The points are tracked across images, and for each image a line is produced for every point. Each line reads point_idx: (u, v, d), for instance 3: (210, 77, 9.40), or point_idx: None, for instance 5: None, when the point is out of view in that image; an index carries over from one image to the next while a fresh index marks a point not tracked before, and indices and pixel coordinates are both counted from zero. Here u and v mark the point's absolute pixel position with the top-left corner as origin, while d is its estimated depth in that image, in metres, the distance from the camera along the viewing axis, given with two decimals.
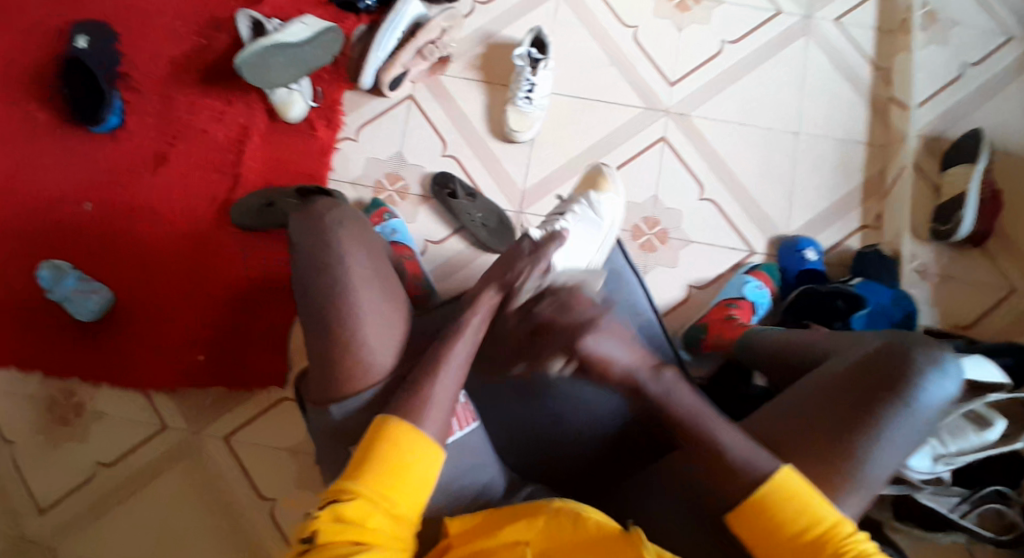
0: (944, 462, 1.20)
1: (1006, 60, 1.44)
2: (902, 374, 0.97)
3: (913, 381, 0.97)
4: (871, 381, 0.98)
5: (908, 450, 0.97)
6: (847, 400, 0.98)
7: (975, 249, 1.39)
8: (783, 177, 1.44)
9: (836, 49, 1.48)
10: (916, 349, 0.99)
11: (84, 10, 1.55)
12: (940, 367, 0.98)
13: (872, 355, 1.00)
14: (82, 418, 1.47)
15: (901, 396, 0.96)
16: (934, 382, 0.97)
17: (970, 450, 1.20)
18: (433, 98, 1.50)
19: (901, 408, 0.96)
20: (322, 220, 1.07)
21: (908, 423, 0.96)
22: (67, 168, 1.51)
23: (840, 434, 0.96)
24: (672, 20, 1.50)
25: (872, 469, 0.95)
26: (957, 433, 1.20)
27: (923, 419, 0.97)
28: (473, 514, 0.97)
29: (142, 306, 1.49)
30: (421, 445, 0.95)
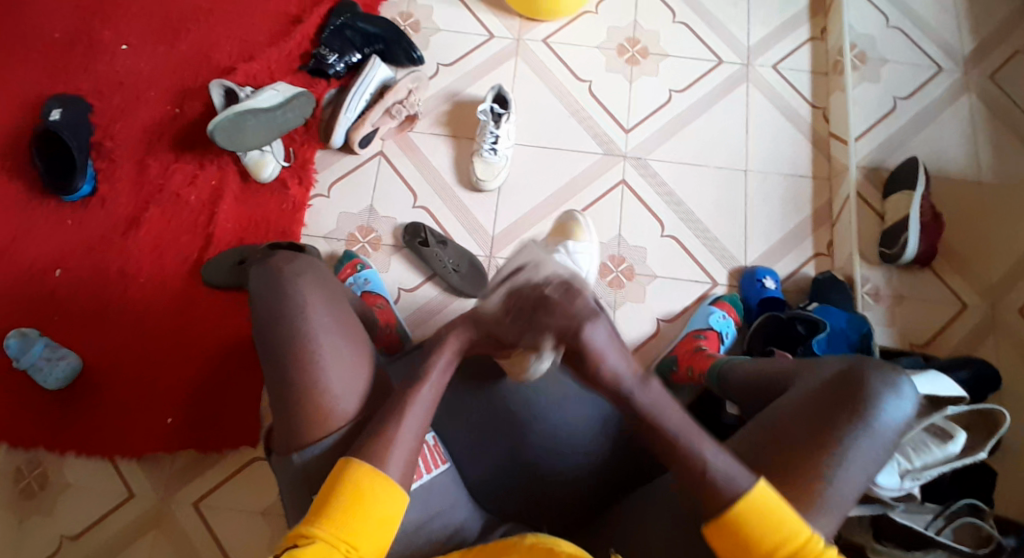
0: (911, 477, 1.19)
1: (934, 94, 1.56)
2: (861, 396, 1.02)
3: (870, 403, 1.01)
4: (831, 403, 1.02)
5: (871, 470, 1.00)
6: (808, 426, 1.01)
7: (923, 270, 1.47)
8: (737, 213, 1.52)
9: (775, 94, 1.59)
10: (872, 371, 1.03)
11: (56, 83, 1.59)
12: (896, 388, 1.03)
13: (831, 380, 1.05)
14: (48, 489, 1.43)
15: (859, 417, 1.00)
16: (890, 402, 1.02)
17: (935, 464, 1.19)
18: (402, 153, 1.56)
19: (861, 428, 1.00)
20: (280, 269, 1.06)
21: (869, 443, 1.00)
22: (38, 236, 1.52)
23: (802, 461, 0.99)
24: (624, 73, 1.60)
25: (837, 490, 0.98)
26: (920, 448, 1.19)
27: (883, 439, 1.01)
28: (451, 554, 0.98)
29: (112, 370, 1.47)
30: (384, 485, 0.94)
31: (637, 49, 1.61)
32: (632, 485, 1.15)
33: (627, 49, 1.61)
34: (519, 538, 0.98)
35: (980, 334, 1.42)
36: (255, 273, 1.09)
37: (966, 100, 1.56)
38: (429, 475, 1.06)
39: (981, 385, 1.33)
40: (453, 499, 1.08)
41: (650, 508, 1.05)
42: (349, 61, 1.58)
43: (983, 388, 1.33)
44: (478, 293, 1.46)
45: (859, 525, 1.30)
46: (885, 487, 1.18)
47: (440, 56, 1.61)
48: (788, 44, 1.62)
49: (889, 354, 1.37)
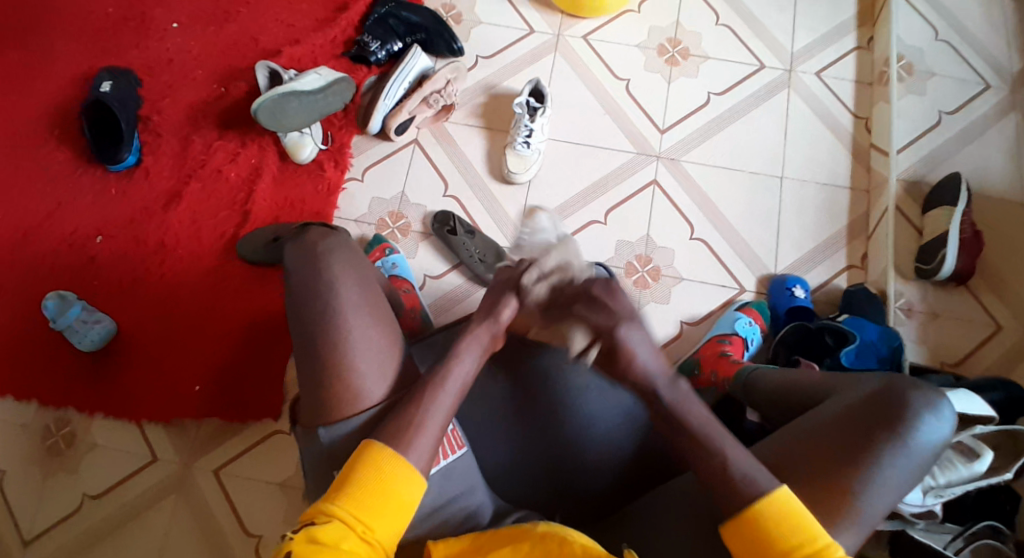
0: (935, 493, 1.18)
1: (982, 110, 1.52)
2: (898, 413, 0.99)
3: (908, 420, 0.99)
4: (866, 419, 1.00)
5: (903, 489, 0.98)
6: (840, 439, 0.99)
7: (961, 288, 1.42)
8: (771, 219, 1.50)
9: (817, 101, 1.56)
10: (911, 389, 1.01)
11: (109, 57, 1.64)
12: (935, 408, 1.00)
13: (868, 395, 1.02)
14: (74, 448, 1.47)
15: (896, 435, 0.98)
16: (928, 421, 0.99)
17: (958, 482, 1.19)
18: (436, 142, 1.58)
19: (897, 446, 0.98)
20: (316, 249, 1.07)
21: (904, 462, 0.98)
22: (83, 203, 1.57)
23: (832, 474, 0.97)
24: (662, 73, 1.59)
25: (866, 507, 0.96)
26: (946, 465, 1.19)
27: (917, 458, 0.98)
28: (457, 539, 0.98)
29: (145, 337, 1.51)
30: (402, 470, 0.95)
31: (677, 51, 1.60)
32: (652, 484, 1.14)
33: (666, 50, 1.60)
34: (532, 524, 0.98)
35: (1017, 356, 1.38)
36: (292, 247, 1.10)
37: (1014, 119, 1.51)
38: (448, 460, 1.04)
39: (1013, 408, 1.29)
40: (468, 482, 1.06)
41: (660, 509, 1.04)
42: (392, 48, 1.59)
43: (1016, 412, 1.29)
44: None
45: (877, 542, 1.30)
46: (908, 502, 1.18)
47: (479, 49, 1.62)
48: (832, 53, 1.60)
49: (918, 372, 1.34)
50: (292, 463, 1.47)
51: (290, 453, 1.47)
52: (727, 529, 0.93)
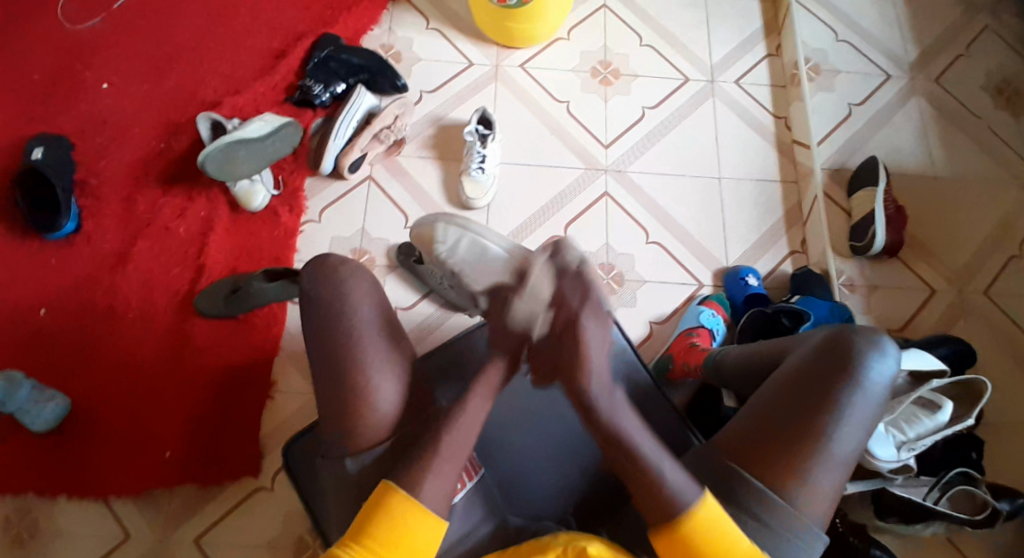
0: (907, 447, 1.30)
1: (886, 98, 1.69)
2: (849, 358, 1.08)
3: (859, 363, 1.08)
4: (822, 368, 1.09)
5: (867, 424, 1.07)
6: (803, 390, 1.08)
7: (894, 260, 1.57)
8: (715, 218, 1.60)
9: (740, 106, 1.70)
10: (855, 335, 1.10)
11: (36, 124, 1.59)
12: (881, 348, 1.10)
13: (819, 347, 1.11)
14: (38, 538, 1.36)
15: (850, 378, 1.07)
16: (877, 361, 1.09)
17: (926, 434, 1.31)
18: (391, 176, 1.59)
19: (853, 386, 1.07)
20: (337, 271, 1.12)
21: (862, 399, 1.07)
22: (21, 277, 1.49)
23: (802, 424, 1.06)
24: (599, 93, 1.68)
25: (837, 447, 1.05)
26: (912, 420, 1.32)
27: (875, 397, 1.08)
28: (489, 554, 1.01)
29: (103, 406, 1.43)
30: (406, 505, 0.98)
31: (608, 72, 1.70)
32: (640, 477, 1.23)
33: (599, 72, 1.70)
34: (553, 536, 1.01)
35: (952, 314, 1.53)
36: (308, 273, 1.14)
37: (917, 101, 1.69)
38: (470, 483, 1.10)
39: (959, 362, 1.43)
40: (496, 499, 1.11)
41: None
42: (336, 90, 1.62)
43: (963, 363, 1.43)
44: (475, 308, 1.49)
45: (861, 503, 1.45)
46: (884, 458, 1.29)
47: (422, 84, 1.67)
48: (747, 61, 1.74)
49: None
50: (278, 520, 1.41)
51: (275, 510, 1.41)
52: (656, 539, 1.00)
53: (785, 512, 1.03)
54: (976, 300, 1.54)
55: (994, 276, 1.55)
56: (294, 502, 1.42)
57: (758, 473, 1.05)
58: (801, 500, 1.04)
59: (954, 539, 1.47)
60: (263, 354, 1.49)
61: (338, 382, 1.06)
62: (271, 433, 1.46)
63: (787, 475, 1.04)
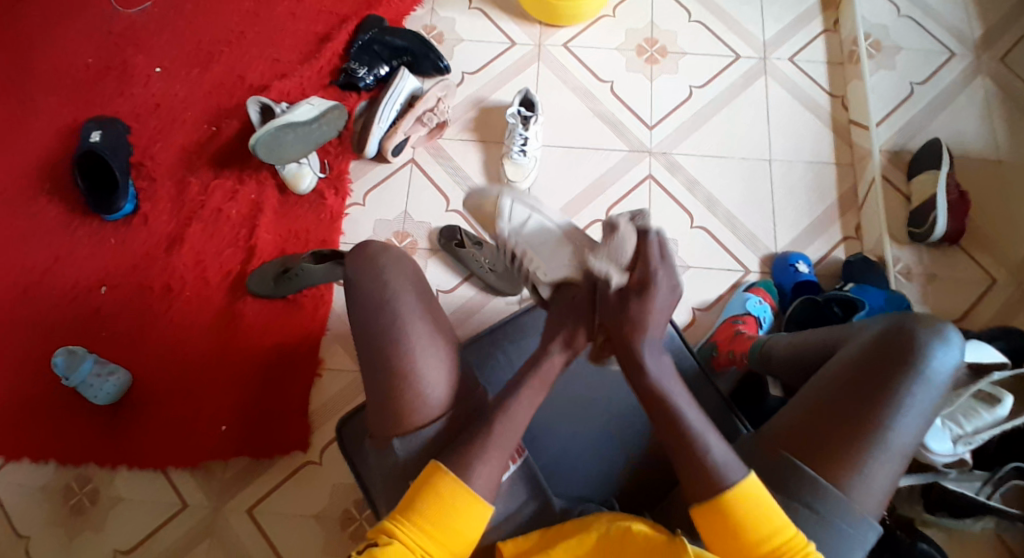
0: (964, 442, 1.25)
1: (950, 77, 1.61)
2: (909, 348, 1.05)
3: (920, 354, 1.05)
4: (881, 358, 1.06)
5: (926, 416, 1.04)
6: (859, 381, 1.05)
7: (954, 248, 1.50)
8: (764, 201, 1.56)
9: (793, 85, 1.63)
10: (917, 325, 1.07)
11: (96, 108, 1.65)
12: (944, 338, 1.06)
13: (877, 335, 1.08)
14: (99, 504, 1.45)
15: (911, 368, 1.04)
16: (940, 352, 1.05)
17: (985, 428, 1.25)
18: (433, 159, 1.60)
19: (914, 378, 1.04)
20: (377, 259, 1.13)
21: (923, 391, 1.04)
22: (83, 256, 1.56)
23: (858, 415, 1.03)
24: (644, 73, 1.64)
25: (895, 438, 1.03)
26: (970, 413, 1.26)
27: (937, 388, 1.05)
28: (526, 536, 1.01)
29: (160, 382, 1.49)
30: (461, 494, 0.98)
31: (656, 50, 1.66)
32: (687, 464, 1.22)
33: (646, 50, 1.66)
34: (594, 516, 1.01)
35: (1015, 306, 1.46)
36: (351, 259, 1.16)
37: (981, 83, 1.60)
38: (514, 466, 1.11)
39: (1021, 355, 1.37)
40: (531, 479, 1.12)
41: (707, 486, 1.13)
42: (379, 73, 1.63)
43: (1022, 356, 1.37)
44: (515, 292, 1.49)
45: (910, 498, 1.43)
46: (938, 453, 1.25)
47: (464, 65, 1.66)
48: (802, 38, 1.67)
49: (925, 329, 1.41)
50: (325, 494, 1.46)
51: (323, 484, 1.47)
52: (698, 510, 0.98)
53: (839, 503, 1.02)
54: None
55: None
56: (341, 475, 1.47)
57: (812, 463, 1.04)
58: (856, 491, 1.02)
59: (1005, 536, 1.43)
60: (311, 334, 1.54)
61: (369, 371, 1.08)
62: (315, 411, 1.50)
63: (842, 464, 1.02)
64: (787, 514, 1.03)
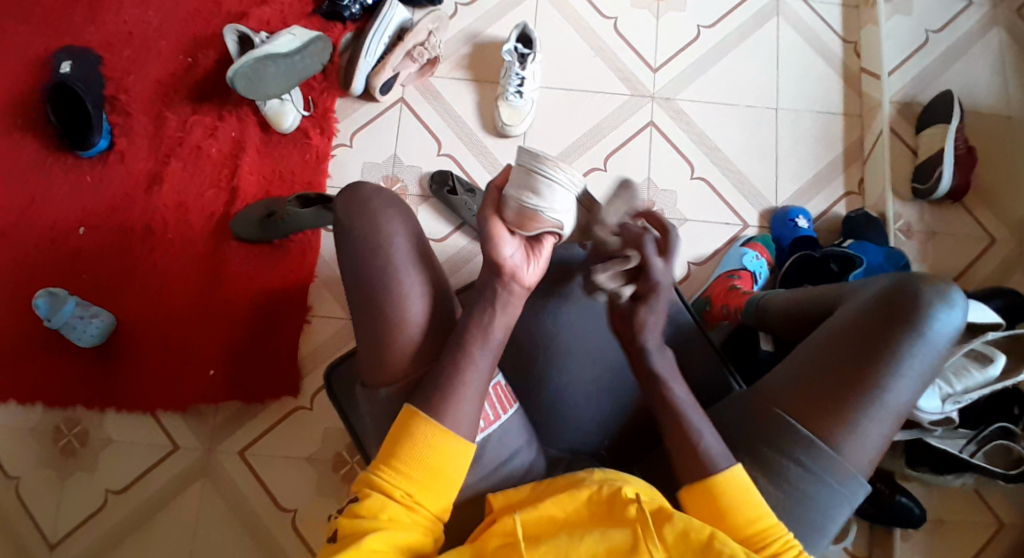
0: (953, 400, 1.29)
1: (966, 26, 1.53)
2: (913, 308, 1.03)
3: (923, 314, 1.03)
4: (884, 318, 1.04)
5: (925, 375, 1.03)
6: (860, 339, 1.04)
7: (955, 205, 1.47)
8: (768, 153, 1.50)
9: (806, 27, 1.54)
10: (923, 284, 1.04)
11: (62, 33, 1.54)
12: (949, 298, 1.04)
13: (882, 293, 1.06)
14: (89, 446, 1.45)
15: (913, 328, 1.02)
16: (943, 312, 1.04)
17: (975, 387, 1.29)
18: (423, 98, 1.52)
19: (915, 338, 1.02)
20: (370, 202, 1.09)
21: (923, 351, 1.03)
22: (58, 194, 1.50)
23: (855, 374, 1.03)
24: (649, 9, 1.55)
25: (890, 398, 1.02)
26: (961, 372, 1.30)
27: (937, 349, 1.03)
28: (517, 490, 1.00)
29: (149, 325, 1.47)
30: (433, 436, 0.96)
31: None
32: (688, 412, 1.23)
33: None
34: (587, 473, 0.98)
35: (1012, 267, 1.44)
36: (340, 200, 1.11)
37: (996, 34, 1.52)
38: (502, 419, 1.08)
39: (1013, 315, 1.37)
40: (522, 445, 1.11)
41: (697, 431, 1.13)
42: (365, 2, 1.52)
43: (1015, 317, 1.37)
44: None
45: (892, 453, 1.48)
46: (926, 410, 1.29)
47: None
48: None
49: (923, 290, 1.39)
50: (317, 437, 1.47)
51: (316, 427, 1.47)
52: (686, 496, 0.98)
53: (830, 460, 1.02)
54: None
55: None
56: (333, 419, 1.48)
57: (805, 420, 1.04)
58: (848, 449, 1.02)
59: (984, 494, 1.48)
60: (299, 278, 1.50)
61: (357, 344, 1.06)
62: (305, 357, 1.49)
63: (837, 423, 1.02)
64: (777, 471, 1.04)
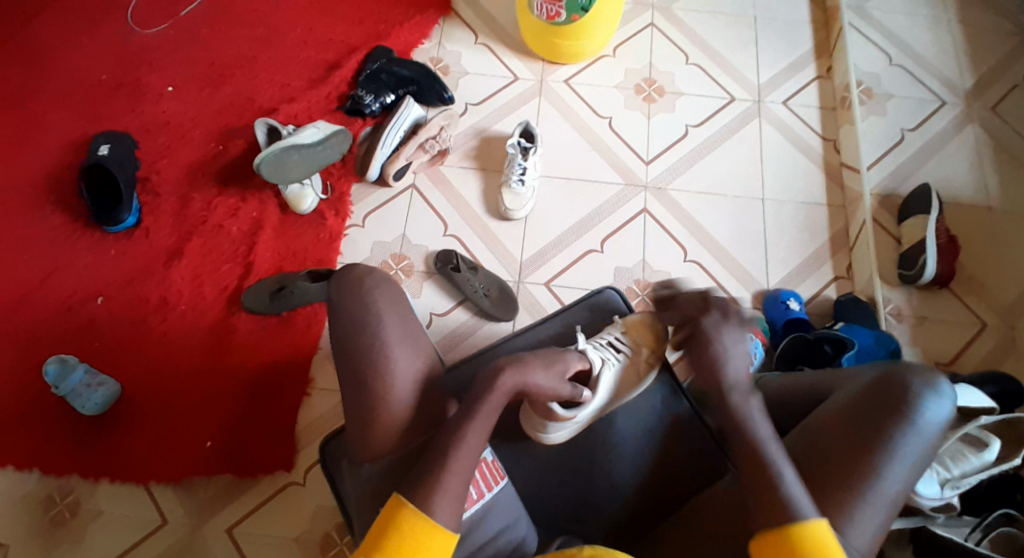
0: (952, 485, 1.21)
1: (940, 124, 1.66)
2: (901, 399, 1.03)
3: (912, 403, 1.02)
4: (873, 407, 1.03)
5: (919, 467, 1.02)
6: (852, 427, 1.03)
7: (943, 291, 1.52)
8: (757, 238, 1.58)
9: (787, 127, 1.68)
10: (910, 374, 1.04)
11: (107, 123, 1.69)
12: (937, 389, 1.04)
13: (870, 384, 1.06)
14: (79, 516, 1.43)
15: (903, 418, 1.02)
16: (932, 402, 1.03)
17: (972, 472, 1.21)
18: (434, 185, 1.63)
19: (906, 428, 1.01)
20: (362, 281, 1.11)
21: (915, 442, 1.01)
22: (83, 266, 1.58)
23: (847, 462, 1.02)
24: (642, 110, 1.69)
25: (883, 487, 1.00)
26: (957, 457, 1.22)
27: (928, 439, 1.02)
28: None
29: (153, 395, 1.49)
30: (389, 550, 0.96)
31: (653, 89, 1.71)
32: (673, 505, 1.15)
33: (643, 89, 1.71)
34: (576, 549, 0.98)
35: (1004, 351, 1.47)
36: (334, 276, 1.14)
37: (972, 129, 1.65)
38: (487, 496, 1.07)
39: (1010, 400, 1.37)
40: (509, 516, 1.09)
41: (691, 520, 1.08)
42: (385, 101, 1.67)
43: (1012, 401, 1.37)
44: (507, 318, 1.51)
45: (899, 544, 1.29)
46: (926, 496, 1.20)
47: (469, 97, 1.71)
48: (795, 83, 1.72)
49: None
50: (305, 517, 1.44)
51: (306, 506, 1.45)
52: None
53: None
54: None
55: None
56: (324, 498, 1.46)
57: None
58: (846, 538, 1.00)
59: None
60: (303, 350, 1.54)
61: (357, 385, 1.07)
62: (303, 430, 1.49)
63: (833, 512, 1.00)
64: None
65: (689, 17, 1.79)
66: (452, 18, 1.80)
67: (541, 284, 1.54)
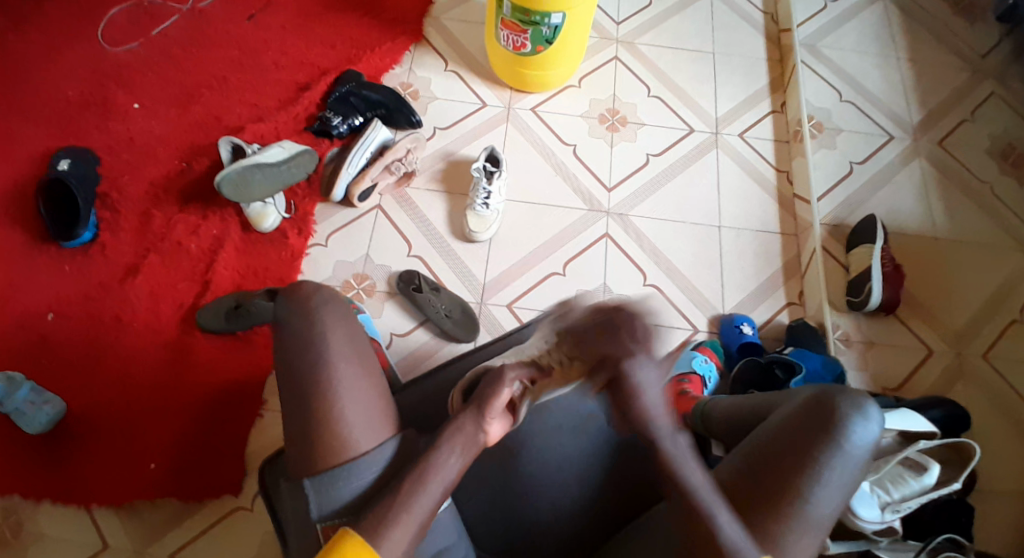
0: (892, 509, 1.23)
1: (888, 158, 1.73)
2: (831, 422, 1.05)
3: (841, 425, 1.05)
4: (804, 430, 1.05)
5: (847, 489, 1.04)
6: (785, 450, 1.05)
7: (891, 318, 1.57)
8: (714, 264, 1.62)
9: (742, 158, 1.73)
10: (840, 398, 1.06)
11: (68, 139, 1.67)
12: (864, 412, 1.06)
13: (804, 407, 1.08)
14: (20, 539, 1.39)
15: (830, 439, 1.04)
16: (860, 425, 1.05)
17: (913, 496, 1.24)
18: (399, 206, 1.65)
19: (835, 450, 1.04)
20: (310, 299, 1.11)
21: (843, 463, 1.03)
22: (35, 281, 1.55)
23: (780, 483, 1.03)
24: (605, 139, 1.73)
25: (815, 510, 1.02)
26: (897, 481, 1.25)
27: (857, 460, 1.04)
28: None
29: (98, 415, 1.46)
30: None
31: (616, 119, 1.76)
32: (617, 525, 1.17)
33: (607, 118, 1.76)
34: None
35: (948, 378, 1.52)
36: (281, 297, 1.14)
37: (918, 163, 1.72)
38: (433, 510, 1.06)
39: (955, 424, 1.41)
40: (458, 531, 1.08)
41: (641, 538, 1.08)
42: (353, 123, 1.69)
43: (955, 425, 1.41)
44: (468, 339, 1.51)
45: None
46: (867, 519, 1.22)
47: (437, 121, 1.74)
48: (751, 116, 1.79)
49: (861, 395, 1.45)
50: (253, 543, 1.41)
51: (254, 531, 1.42)
52: None
53: None
54: (974, 363, 1.53)
55: (991, 341, 1.56)
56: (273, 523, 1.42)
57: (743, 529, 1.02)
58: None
59: None
60: (252, 369, 1.51)
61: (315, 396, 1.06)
62: (255, 451, 1.47)
63: (766, 534, 1.01)
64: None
65: (652, 51, 1.85)
66: (423, 45, 1.83)
67: (503, 305, 1.56)
